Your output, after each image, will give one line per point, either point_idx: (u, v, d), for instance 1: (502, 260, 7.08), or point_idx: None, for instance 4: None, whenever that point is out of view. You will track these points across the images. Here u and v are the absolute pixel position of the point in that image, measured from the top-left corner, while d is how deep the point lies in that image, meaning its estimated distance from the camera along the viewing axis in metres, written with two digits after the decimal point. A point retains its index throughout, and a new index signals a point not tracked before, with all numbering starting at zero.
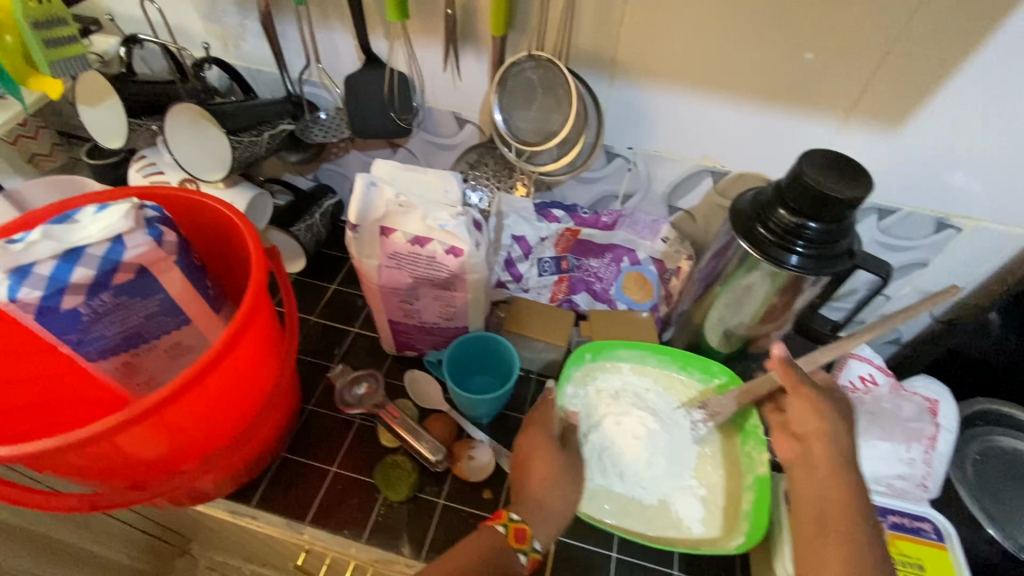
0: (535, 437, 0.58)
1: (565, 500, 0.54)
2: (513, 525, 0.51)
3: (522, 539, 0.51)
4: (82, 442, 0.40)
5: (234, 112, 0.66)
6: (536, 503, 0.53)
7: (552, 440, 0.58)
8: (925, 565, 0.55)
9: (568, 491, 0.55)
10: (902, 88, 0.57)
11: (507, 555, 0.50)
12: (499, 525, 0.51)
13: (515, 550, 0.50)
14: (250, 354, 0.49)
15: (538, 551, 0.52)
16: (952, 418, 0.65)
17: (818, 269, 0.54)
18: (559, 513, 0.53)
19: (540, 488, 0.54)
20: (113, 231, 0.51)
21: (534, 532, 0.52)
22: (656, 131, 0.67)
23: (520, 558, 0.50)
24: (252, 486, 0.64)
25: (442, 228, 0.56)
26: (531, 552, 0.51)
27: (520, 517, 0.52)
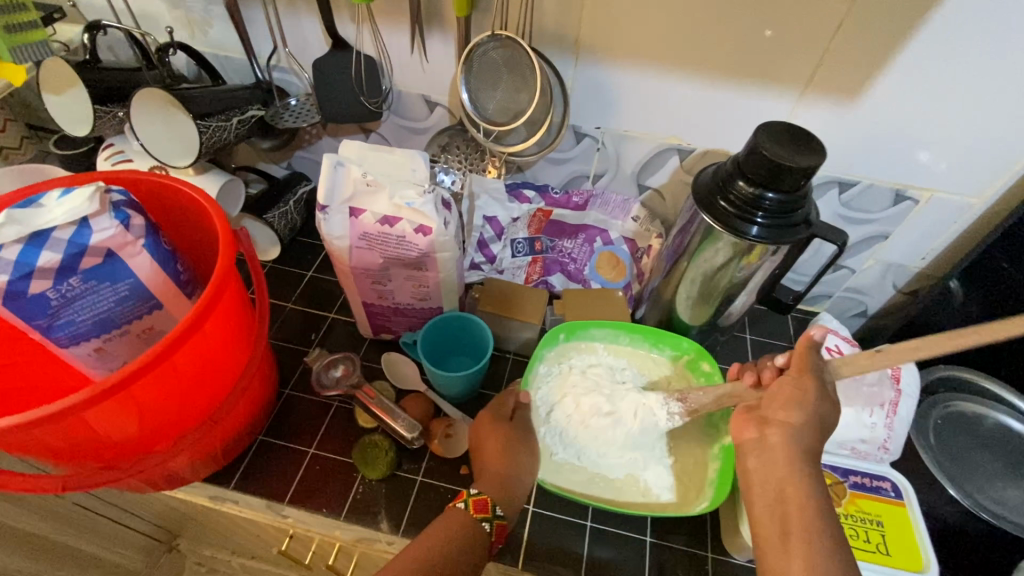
0: (485, 420, 0.62)
1: (520, 471, 0.58)
2: (472, 498, 0.54)
3: (484, 508, 0.54)
4: (48, 420, 0.41)
5: (200, 96, 0.65)
6: (492, 479, 0.57)
7: (503, 419, 0.62)
8: (884, 521, 0.57)
9: (524, 464, 0.59)
10: (855, 62, 0.59)
11: (472, 524, 0.53)
12: (459, 501, 0.54)
13: (479, 520, 0.53)
14: (220, 332, 0.50)
15: (502, 517, 0.54)
16: (913, 382, 0.68)
17: (777, 238, 0.56)
18: (514, 483, 0.57)
19: (497, 463, 0.58)
20: (80, 214, 0.51)
21: (495, 500, 0.55)
22: (622, 110, 0.68)
23: (485, 526, 0.53)
24: (231, 470, 0.65)
25: (410, 206, 0.57)
26: (497, 519, 0.54)
27: (478, 490, 0.55)
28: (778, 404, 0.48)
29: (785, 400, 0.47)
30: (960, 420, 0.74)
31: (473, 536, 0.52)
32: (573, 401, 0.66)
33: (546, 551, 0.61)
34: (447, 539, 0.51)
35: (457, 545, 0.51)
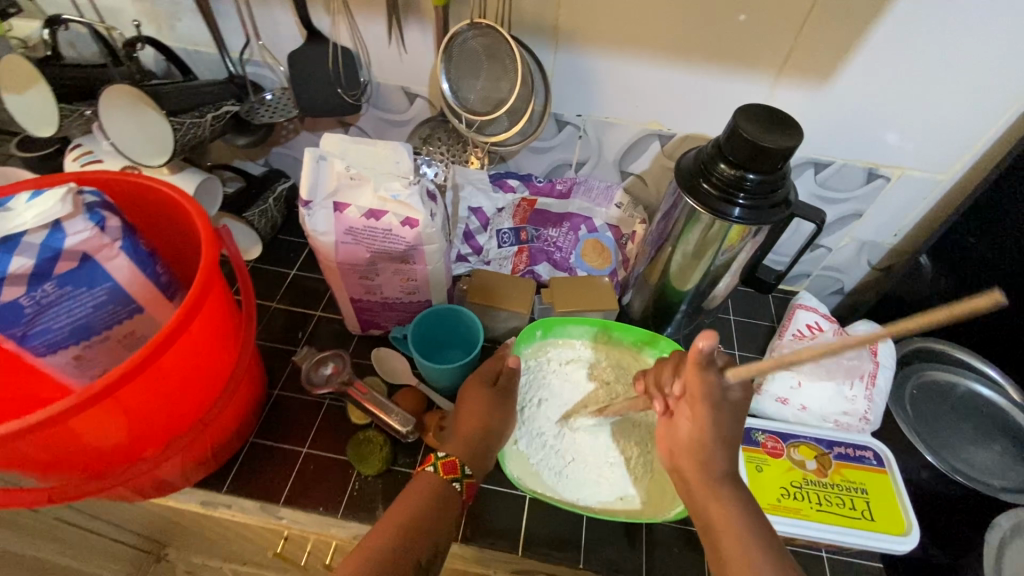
0: (468, 383, 0.62)
1: (490, 434, 0.59)
2: (441, 461, 0.55)
3: (453, 469, 0.55)
4: (32, 429, 0.39)
5: (170, 92, 0.64)
6: (463, 442, 0.57)
7: (484, 382, 0.61)
8: (867, 488, 0.59)
9: (496, 425, 0.59)
10: (828, 43, 0.60)
11: (441, 488, 0.54)
12: (428, 465, 0.56)
13: (449, 480, 0.55)
14: (207, 333, 0.49)
15: (470, 475, 0.56)
16: (890, 358, 0.70)
17: (757, 219, 0.57)
18: (486, 447, 0.58)
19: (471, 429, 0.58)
20: (50, 216, 0.49)
21: (464, 460, 0.56)
22: (602, 98, 0.69)
23: (454, 484, 0.55)
24: (222, 474, 0.64)
25: (395, 198, 0.56)
26: (466, 478, 0.56)
27: (446, 453, 0.56)
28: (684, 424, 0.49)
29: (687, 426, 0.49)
30: (931, 388, 0.77)
31: (444, 493, 0.54)
32: (547, 402, 0.69)
33: (544, 537, 0.62)
34: (419, 505, 0.52)
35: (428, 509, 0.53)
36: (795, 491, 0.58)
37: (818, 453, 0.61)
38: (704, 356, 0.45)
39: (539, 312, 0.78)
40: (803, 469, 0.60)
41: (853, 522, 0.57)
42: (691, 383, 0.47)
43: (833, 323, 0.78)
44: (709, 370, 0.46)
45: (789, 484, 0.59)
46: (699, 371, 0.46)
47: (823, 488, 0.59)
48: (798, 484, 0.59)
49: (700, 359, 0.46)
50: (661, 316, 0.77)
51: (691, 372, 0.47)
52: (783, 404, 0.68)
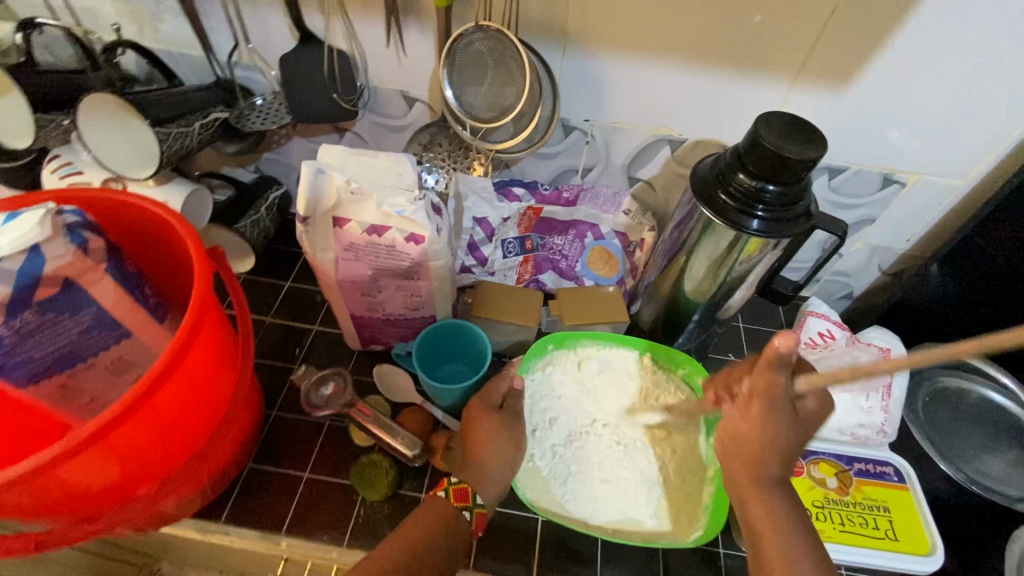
0: (473, 407, 0.59)
1: (501, 463, 0.56)
2: (453, 486, 0.54)
3: (464, 497, 0.53)
4: (19, 480, 0.37)
5: (156, 99, 0.60)
6: (476, 468, 0.55)
7: (492, 407, 0.59)
8: (889, 507, 0.59)
9: (506, 452, 0.57)
10: (849, 46, 0.57)
11: (450, 515, 0.53)
12: (440, 490, 0.54)
13: (460, 508, 0.53)
14: (202, 365, 0.46)
15: (482, 506, 0.54)
16: (905, 363, 0.72)
17: (778, 232, 0.54)
18: (499, 472, 0.56)
19: (482, 454, 0.55)
20: (27, 241, 0.46)
21: (476, 488, 0.54)
22: (611, 102, 0.66)
23: (465, 515, 0.53)
24: (220, 502, 0.61)
25: (399, 214, 0.53)
26: (477, 508, 0.54)
27: (459, 479, 0.55)
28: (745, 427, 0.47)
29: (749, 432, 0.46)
30: (946, 395, 0.75)
31: (454, 525, 0.53)
32: (557, 420, 0.66)
33: (559, 561, 0.60)
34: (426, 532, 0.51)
35: (437, 537, 0.51)
36: (817, 510, 0.58)
37: (838, 471, 0.61)
38: (779, 357, 0.41)
39: (546, 324, 0.75)
40: (824, 487, 0.60)
41: (875, 542, 0.57)
42: (758, 380, 0.44)
43: (846, 331, 0.75)
44: (780, 370, 0.42)
45: (811, 503, 0.58)
46: (769, 369, 0.43)
47: (844, 508, 0.59)
48: (820, 504, 0.58)
49: (773, 358, 0.41)
50: (672, 326, 0.75)
51: (760, 370, 0.44)
52: None
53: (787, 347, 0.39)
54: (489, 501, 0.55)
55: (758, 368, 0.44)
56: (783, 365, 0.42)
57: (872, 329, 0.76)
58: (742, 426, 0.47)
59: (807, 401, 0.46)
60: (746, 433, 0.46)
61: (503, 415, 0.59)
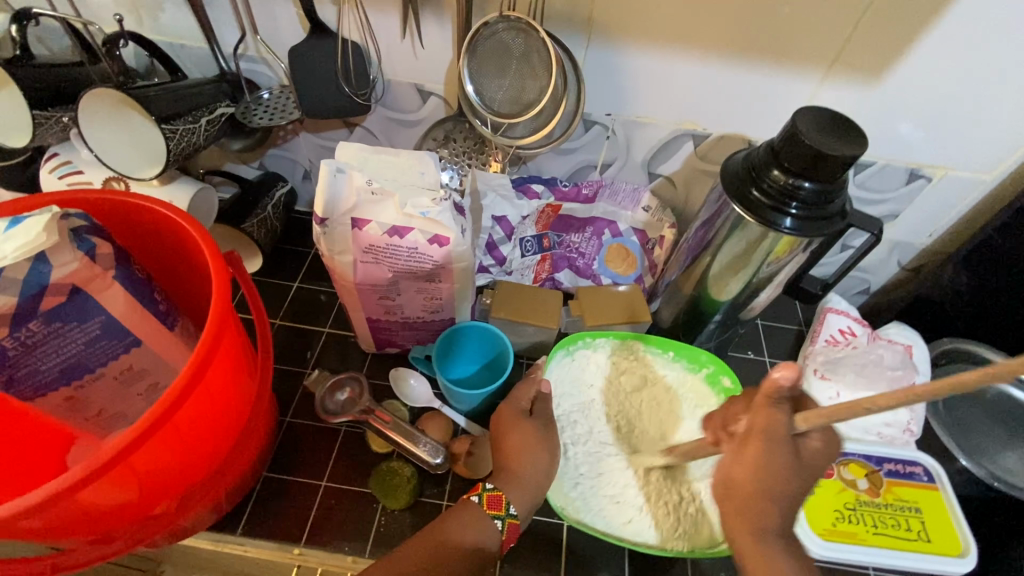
0: (504, 412, 0.57)
1: (534, 473, 0.54)
2: (487, 493, 0.52)
3: (497, 506, 0.51)
4: (35, 508, 0.34)
5: (158, 95, 0.56)
6: (509, 477, 0.53)
7: (522, 413, 0.57)
8: (921, 507, 0.59)
9: (539, 464, 0.54)
10: (884, 39, 0.55)
11: (482, 521, 0.51)
12: (474, 495, 0.52)
13: (491, 517, 0.51)
14: (224, 378, 0.44)
15: (515, 516, 0.52)
16: (925, 362, 0.71)
17: (812, 232, 0.53)
18: (533, 484, 0.54)
19: (514, 464, 0.53)
20: (34, 247, 0.43)
21: (510, 498, 0.52)
22: (635, 96, 0.64)
23: (496, 524, 0.51)
24: (235, 513, 0.59)
25: (423, 215, 0.51)
26: (509, 518, 0.51)
27: (494, 486, 0.53)
28: (739, 468, 0.40)
29: (744, 475, 0.40)
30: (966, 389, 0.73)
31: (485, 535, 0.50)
32: (577, 422, 0.65)
33: (584, 567, 0.58)
34: (456, 540, 0.49)
35: (465, 548, 0.49)
36: (849, 513, 0.58)
37: (869, 472, 0.60)
38: (779, 389, 0.38)
39: (567, 325, 0.73)
40: (855, 489, 0.59)
41: (909, 543, 0.56)
42: (756, 417, 0.39)
43: (866, 327, 0.73)
44: (781, 408, 0.38)
45: (842, 505, 0.58)
46: (767, 406, 0.39)
47: (876, 509, 0.58)
48: (852, 506, 0.58)
49: (773, 390, 0.38)
50: (692, 325, 0.74)
51: (758, 407, 0.39)
52: None
53: (789, 378, 0.37)
54: (523, 511, 0.52)
55: (756, 405, 0.40)
56: (785, 400, 0.38)
57: (893, 326, 0.74)
58: (737, 474, 0.41)
59: (811, 440, 0.40)
60: (743, 481, 0.40)
61: (534, 421, 0.57)
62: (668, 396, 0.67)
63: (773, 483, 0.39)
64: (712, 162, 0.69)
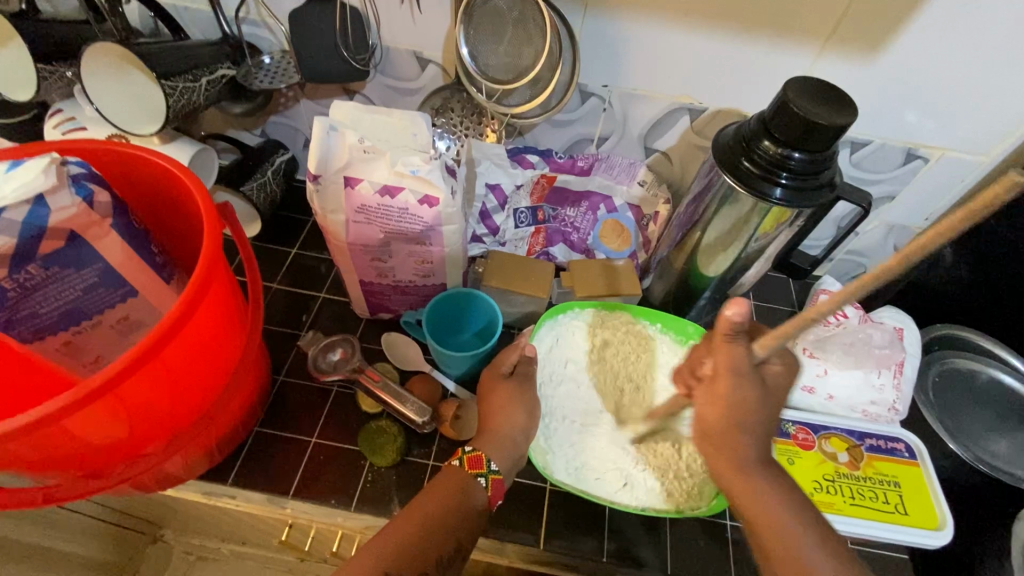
0: (485, 376, 0.59)
1: (513, 430, 0.55)
2: (467, 455, 0.52)
3: (479, 464, 0.52)
4: (27, 429, 0.37)
5: (160, 52, 0.57)
6: (485, 436, 0.54)
7: (499, 376, 0.58)
8: (900, 481, 0.60)
9: (516, 424, 0.56)
10: (881, 12, 0.55)
11: (467, 484, 0.51)
12: (456, 459, 0.53)
13: (474, 476, 0.52)
14: (210, 323, 0.47)
15: (497, 471, 0.52)
16: (916, 343, 0.67)
17: (800, 202, 0.53)
18: (511, 442, 0.55)
19: (492, 424, 0.55)
20: (33, 189, 0.44)
21: (490, 455, 0.53)
22: (632, 67, 0.64)
23: (480, 482, 0.52)
24: (227, 465, 0.60)
25: (414, 174, 0.52)
26: (491, 474, 0.52)
27: (473, 448, 0.53)
28: (711, 399, 0.44)
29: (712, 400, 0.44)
30: (956, 375, 0.70)
31: (470, 493, 0.51)
32: (556, 385, 0.65)
33: (565, 528, 0.60)
34: (444, 501, 0.49)
35: (453, 506, 0.49)
36: (828, 484, 0.59)
37: (849, 446, 0.62)
38: (733, 325, 0.41)
39: (557, 297, 0.74)
40: (835, 461, 0.61)
41: (886, 515, 0.58)
42: (719, 357, 0.43)
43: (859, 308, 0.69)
44: (738, 341, 0.42)
45: (821, 477, 0.60)
46: (727, 343, 0.42)
47: (855, 482, 0.60)
48: (831, 478, 0.60)
49: (728, 329, 0.41)
50: (683, 301, 0.74)
51: (719, 345, 0.43)
52: (809, 393, 0.66)
53: (739, 314, 0.40)
54: (504, 467, 0.54)
55: (717, 346, 0.43)
56: (741, 334, 0.41)
57: (885, 309, 0.71)
58: (709, 413, 0.44)
59: (771, 366, 0.45)
60: (714, 418, 0.44)
61: (514, 381, 0.58)
62: (649, 356, 0.68)
63: (742, 412, 0.43)
64: (707, 138, 0.69)
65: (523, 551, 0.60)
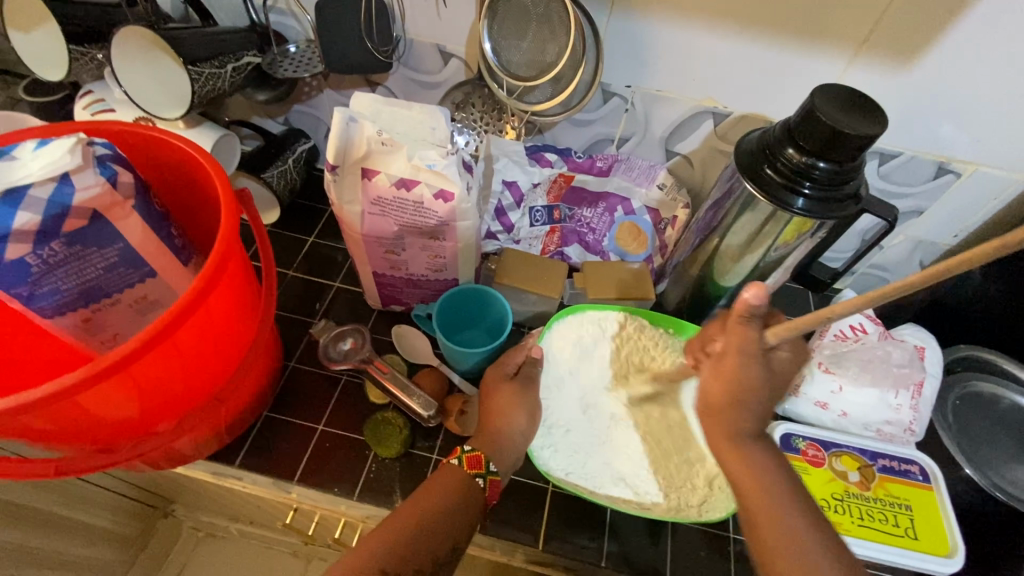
0: (488, 376, 0.59)
1: (518, 431, 0.55)
2: (465, 455, 0.52)
3: (477, 465, 0.52)
4: (42, 403, 0.38)
5: (189, 38, 0.58)
6: (490, 433, 0.54)
7: (505, 376, 0.59)
8: (912, 505, 0.59)
9: (521, 424, 0.56)
10: (917, 21, 0.53)
11: (467, 482, 0.51)
12: (453, 458, 0.52)
13: (472, 475, 0.51)
14: (223, 306, 0.47)
15: (496, 473, 0.52)
16: (938, 363, 0.65)
17: (823, 213, 0.52)
18: (516, 443, 0.55)
19: (496, 425, 0.55)
20: (58, 169, 0.45)
21: (489, 456, 0.52)
22: (657, 68, 0.63)
23: (479, 481, 0.51)
24: (235, 448, 0.61)
25: (430, 168, 0.52)
26: (490, 475, 0.52)
27: (473, 447, 0.53)
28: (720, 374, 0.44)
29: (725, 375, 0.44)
30: (976, 399, 0.67)
31: (467, 492, 0.51)
32: (558, 385, 0.65)
33: (565, 530, 0.60)
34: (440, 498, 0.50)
35: (449, 503, 0.49)
36: (836, 503, 0.58)
37: (861, 465, 0.61)
38: (752, 309, 0.41)
39: (569, 298, 0.74)
40: (845, 480, 0.60)
41: (895, 539, 0.56)
42: (730, 337, 0.43)
43: (878, 325, 0.67)
44: (752, 324, 0.42)
45: (830, 495, 0.59)
46: (743, 323, 0.42)
47: (865, 503, 0.59)
48: (839, 497, 0.59)
49: (745, 311, 0.42)
50: (697, 308, 0.73)
51: (732, 326, 0.43)
52: (823, 408, 0.64)
53: (756, 298, 0.41)
54: (503, 469, 0.53)
55: (730, 327, 0.43)
56: (755, 320, 0.42)
57: (905, 327, 0.69)
58: (714, 386, 0.45)
59: (780, 353, 0.44)
60: (718, 393, 0.45)
61: (519, 382, 0.59)
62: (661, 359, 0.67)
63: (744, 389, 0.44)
64: (731, 143, 0.68)
65: (522, 550, 0.60)
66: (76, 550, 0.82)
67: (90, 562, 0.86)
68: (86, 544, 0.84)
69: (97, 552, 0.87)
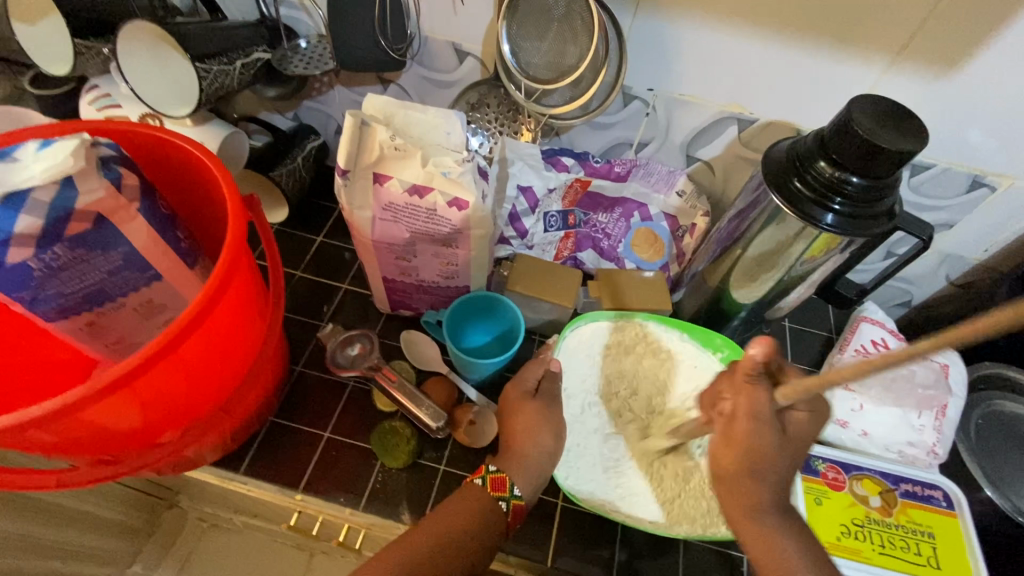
0: (509, 394, 0.57)
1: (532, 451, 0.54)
2: (490, 476, 0.51)
3: (501, 487, 0.50)
4: (44, 420, 0.37)
5: (197, 33, 0.56)
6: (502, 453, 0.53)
7: (526, 394, 0.57)
8: (935, 533, 0.57)
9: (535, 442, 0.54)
10: (960, 31, 0.50)
11: (489, 504, 0.50)
12: (477, 477, 0.51)
13: (496, 499, 0.50)
14: (230, 314, 0.46)
15: (520, 497, 0.51)
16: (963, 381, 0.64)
17: (852, 231, 0.49)
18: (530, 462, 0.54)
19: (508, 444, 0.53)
20: (59, 171, 0.44)
21: (513, 479, 0.51)
22: (682, 71, 0.60)
23: (501, 505, 0.50)
24: (240, 453, 0.60)
25: (445, 175, 0.51)
26: (514, 499, 0.50)
27: (498, 468, 0.52)
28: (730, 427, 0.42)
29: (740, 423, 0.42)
30: (1001, 420, 0.64)
31: (488, 519, 0.49)
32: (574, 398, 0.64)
33: (576, 546, 0.58)
34: (458, 521, 0.48)
35: (468, 526, 0.48)
36: (856, 529, 0.56)
37: (883, 490, 0.59)
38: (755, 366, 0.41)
39: (580, 307, 0.71)
40: (867, 505, 0.58)
41: (917, 569, 0.55)
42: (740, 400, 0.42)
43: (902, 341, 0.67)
44: (760, 386, 0.41)
45: (850, 521, 0.57)
46: (749, 384, 0.41)
47: (886, 529, 0.57)
48: (860, 523, 0.57)
49: (750, 369, 0.41)
50: (715, 320, 0.71)
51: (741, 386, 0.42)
52: (842, 427, 0.63)
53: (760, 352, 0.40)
54: (527, 492, 0.52)
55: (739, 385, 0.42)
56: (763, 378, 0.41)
57: None
58: (723, 451, 0.43)
59: (795, 415, 0.43)
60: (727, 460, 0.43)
61: (537, 400, 0.57)
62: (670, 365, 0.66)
63: (754, 454, 0.42)
64: (755, 150, 0.66)
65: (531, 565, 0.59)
66: (82, 541, 0.82)
67: (95, 552, 0.86)
68: (92, 535, 0.84)
69: (103, 542, 0.87)
